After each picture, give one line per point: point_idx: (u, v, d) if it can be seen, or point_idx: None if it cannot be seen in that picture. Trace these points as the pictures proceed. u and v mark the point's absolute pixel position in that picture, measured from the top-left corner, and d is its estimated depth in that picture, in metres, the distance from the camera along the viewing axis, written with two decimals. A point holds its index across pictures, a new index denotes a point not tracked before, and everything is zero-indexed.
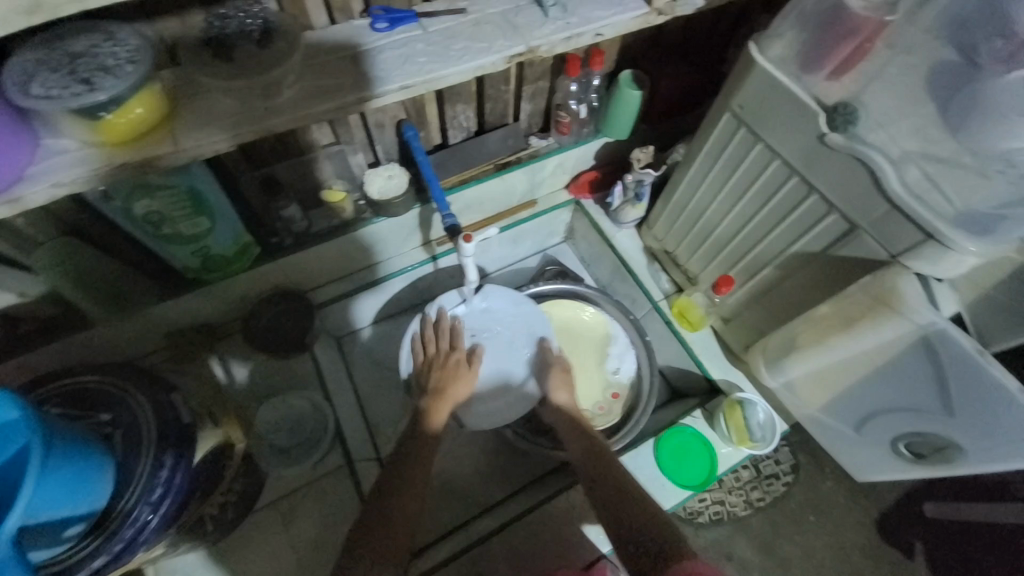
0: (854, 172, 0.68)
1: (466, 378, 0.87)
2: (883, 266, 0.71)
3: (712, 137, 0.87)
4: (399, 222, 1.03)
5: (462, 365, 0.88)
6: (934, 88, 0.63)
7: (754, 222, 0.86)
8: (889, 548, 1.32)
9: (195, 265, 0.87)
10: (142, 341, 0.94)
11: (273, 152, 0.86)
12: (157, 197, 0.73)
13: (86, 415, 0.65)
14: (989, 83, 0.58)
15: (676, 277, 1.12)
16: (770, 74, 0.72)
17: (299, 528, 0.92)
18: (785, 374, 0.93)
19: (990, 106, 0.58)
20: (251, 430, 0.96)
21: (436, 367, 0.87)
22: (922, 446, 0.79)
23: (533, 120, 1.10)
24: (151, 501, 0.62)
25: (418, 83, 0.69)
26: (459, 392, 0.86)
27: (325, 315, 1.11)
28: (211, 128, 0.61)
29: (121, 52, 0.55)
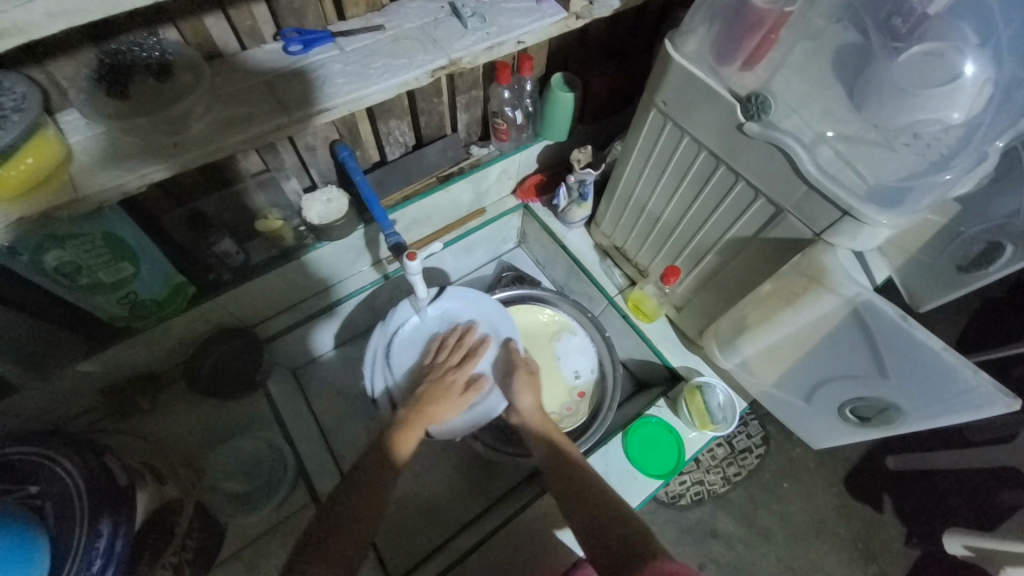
0: (774, 158, 0.71)
1: (451, 404, 0.89)
2: (808, 245, 0.75)
3: (644, 133, 0.89)
4: (344, 244, 1.00)
5: (455, 388, 0.91)
6: (837, 70, 0.67)
7: (692, 212, 0.89)
8: (859, 504, 1.39)
9: (123, 314, 0.82)
10: (75, 400, 0.87)
11: (198, 186, 0.82)
12: (68, 247, 0.68)
13: (12, 491, 0.59)
14: (881, 65, 0.63)
15: (628, 270, 1.15)
16: (686, 69, 0.75)
17: (270, 574, 0.88)
18: (739, 354, 0.96)
19: (887, 84, 0.62)
20: (210, 477, 0.92)
21: (431, 377, 0.92)
22: (866, 409, 0.83)
23: (472, 129, 1.10)
24: (92, 574, 0.56)
25: (340, 105, 0.68)
26: (439, 413, 0.88)
27: (277, 348, 1.06)
28: (117, 168, 0.58)
29: (4, 99, 0.51)
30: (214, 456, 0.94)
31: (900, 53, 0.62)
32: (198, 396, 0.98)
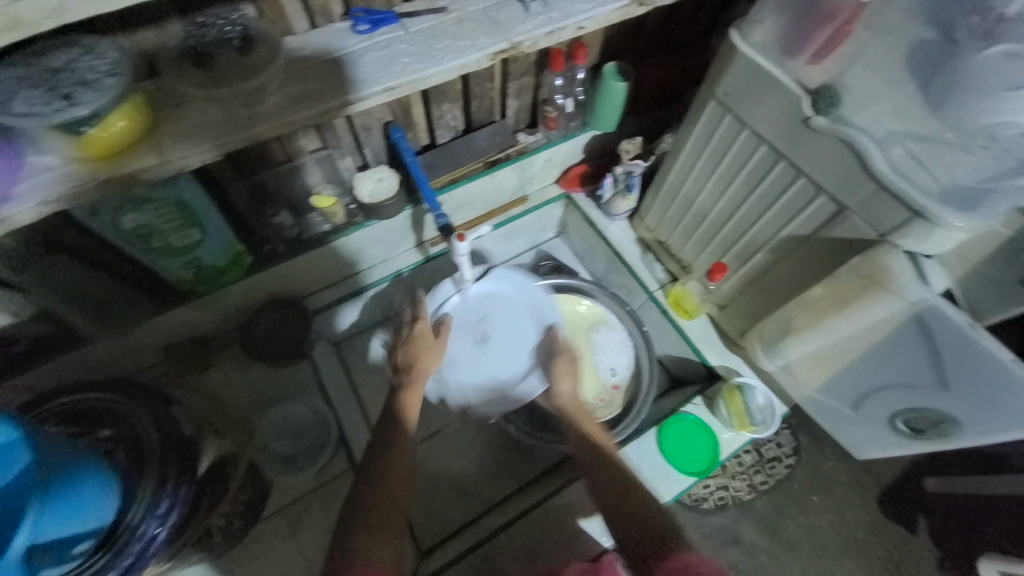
0: (840, 154, 0.68)
1: (431, 352, 0.91)
2: (873, 245, 0.72)
3: (699, 125, 0.87)
4: (392, 223, 1.03)
5: (429, 335, 0.92)
6: (914, 64, 0.64)
7: (744, 208, 0.87)
8: (891, 524, 1.34)
9: (188, 277, 0.87)
10: (139, 356, 0.93)
11: (262, 160, 0.85)
12: (145, 210, 0.73)
13: (85, 434, 0.65)
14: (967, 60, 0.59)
15: (671, 266, 1.14)
16: (752, 58, 0.72)
17: (309, 534, 0.92)
18: (782, 357, 0.94)
19: (974, 82, 0.58)
20: (258, 437, 0.97)
21: (405, 342, 0.90)
22: (920, 421, 0.80)
23: (521, 116, 1.11)
24: (158, 514, 0.61)
25: (403, 85, 0.69)
26: (427, 365, 0.90)
27: (322, 321, 1.10)
28: (197, 135, 0.61)
29: (100, 65, 0.55)
30: (267, 415, 0.99)
31: (984, 49, 0.58)
32: (248, 361, 1.03)
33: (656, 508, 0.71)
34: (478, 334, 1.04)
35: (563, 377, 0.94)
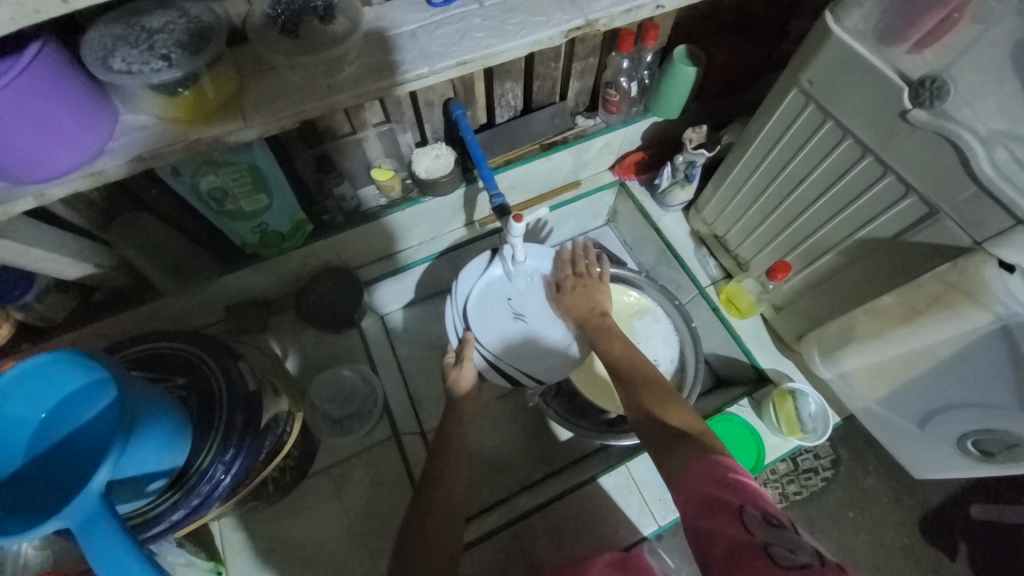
0: (940, 151, 0.63)
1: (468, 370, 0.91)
2: (965, 253, 0.67)
3: (775, 115, 0.83)
4: (446, 201, 1.03)
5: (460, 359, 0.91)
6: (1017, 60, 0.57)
7: (816, 207, 0.83)
8: (933, 549, 1.28)
9: (253, 241, 0.90)
10: (204, 313, 0.98)
11: (328, 130, 0.87)
12: (221, 173, 0.76)
13: (163, 379, 0.70)
14: None
15: (725, 262, 1.11)
16: (846, 45, 0.67)
17: (350, 494, 0.96)
18: (841, 366, 0.90)
19: None
20: (308, 398, 1.01)
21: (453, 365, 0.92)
22: (991, 444, 0.76)
23: (581, 98, 1.08)
24: (225, 460, 0.66)
25: (475, 59, 0.69)
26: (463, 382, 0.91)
27: (371, 292, 1.13)
28: (276, 103, 0.63)
29: (195, 28, 0.57)
30: (317, 378, 1.03)
31: None
32: (301, 325, 1.07)
33: (671, 416, 0.67)
34: (513, 311, 1.00)
35: (576, 294, 0.96)
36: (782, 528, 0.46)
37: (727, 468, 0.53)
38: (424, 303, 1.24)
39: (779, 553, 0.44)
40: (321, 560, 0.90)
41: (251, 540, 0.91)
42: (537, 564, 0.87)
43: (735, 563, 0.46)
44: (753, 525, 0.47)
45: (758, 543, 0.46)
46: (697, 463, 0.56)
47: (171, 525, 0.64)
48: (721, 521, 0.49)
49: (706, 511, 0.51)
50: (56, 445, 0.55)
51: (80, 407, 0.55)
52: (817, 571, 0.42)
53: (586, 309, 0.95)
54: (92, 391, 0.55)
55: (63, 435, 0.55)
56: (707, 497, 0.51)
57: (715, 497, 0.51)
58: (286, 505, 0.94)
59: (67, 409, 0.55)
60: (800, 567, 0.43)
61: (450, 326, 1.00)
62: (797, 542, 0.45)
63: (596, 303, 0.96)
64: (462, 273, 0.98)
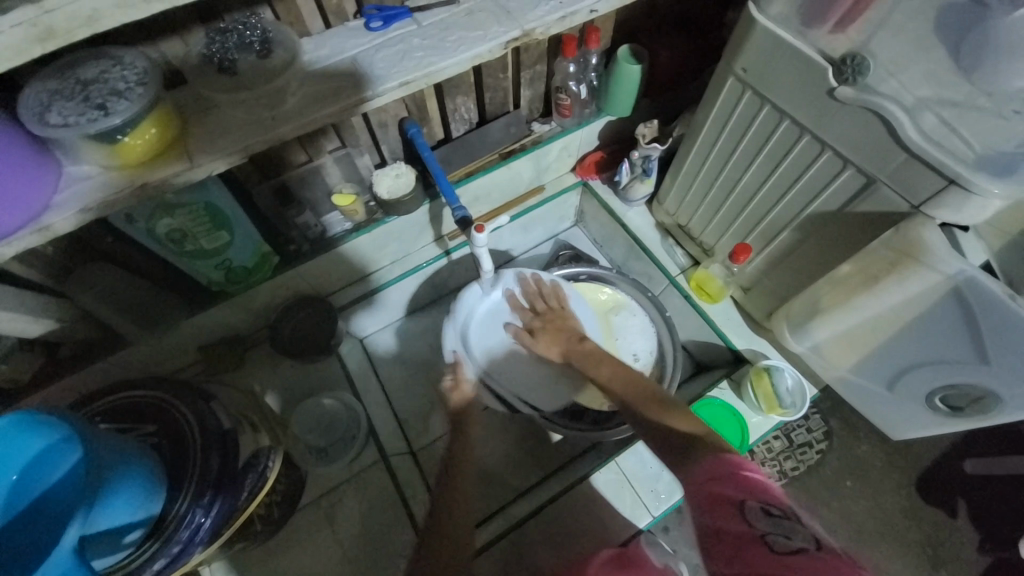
0: (869, 124, 0.66)
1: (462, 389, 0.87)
2: (903, 219, 0.70)
3: (718, 104, 0.85)
4: (411, 218, 1.04)
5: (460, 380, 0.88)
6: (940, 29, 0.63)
7: (766, 188, 0.86)
8: (928, 507, 1.30)
9: (219, 279, 0.90)
10: (177, 356, 0.97)
11: (283, 161, 0.87)
12: (177, 215, 0.75)
13: (133, 428, 0.69)
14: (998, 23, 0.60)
15: (691, 250, 1.13)
16: (772, 31, 0.70)
17: (344, 522, 0.95)
18: (811, 338, 0.92)
19: (1003, 42, 0.59)
20: (292, 429, 1.00)
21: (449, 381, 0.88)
22: (958, 399, 0.78)
23: (534, 105, 1.10)
24: (203, 503, 0.65)
25: (417, 78, 0.70)
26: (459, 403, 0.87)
27: (346, 317, 1.12)
28: (223, 140, 0.63)
29: (129, 75, 0.57)
30: (300, 409, 1.02)
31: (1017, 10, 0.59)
32: (279, 357, 1.06)
33: (679, 424, 0.65)
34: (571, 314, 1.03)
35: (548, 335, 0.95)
36: (784, 517, 0.47)
37: (736, 462, 0.53)
38: (401, 322, 1.24)
39: (776, 542, 0.46)
40: None
41: None
42: (538, 569, 0.86)
43: (738, 555, 0.47)
44: (753, 517, 0.48)
45: (756, 535, 0.47)
46: (704, 462, 0.55)
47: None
48: (728, 518, 0.49)
49: (714, 509, 0.51)
50: (23, 510, 0.54)
51: (44, 468, 0.54)
52: (813, 554, 0.45)
53: (562, 342, 0.93)
54: (56, 450, 0.54)
55: (31, 498, 0.54)
56: (714, 494, 0.51)
57: (722, 495, 0.51)
58: (279, 541, 0.92)
59: (31, 471, 0.54)
60: (796, 552, 0.45)
61: (444, 343, 0.97)
62: (794, 528, 0.47)
63: (568, 332, 0.94)
64: (463, 294, 0.98)
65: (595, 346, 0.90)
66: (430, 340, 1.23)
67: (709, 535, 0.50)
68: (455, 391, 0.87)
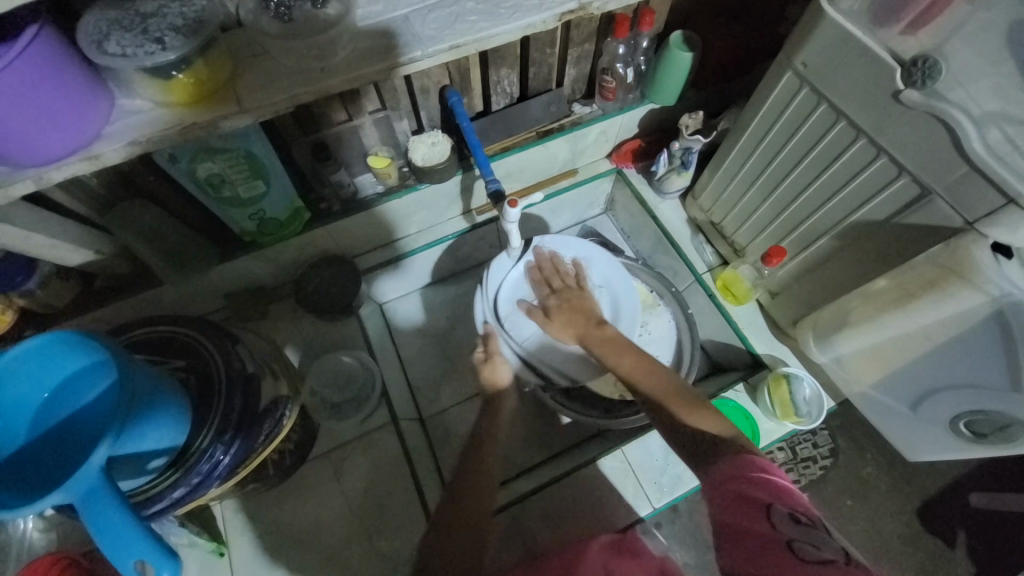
0: (932, 132, 0.64)
1: (501, 362, 0.89)
2: (956, 234, 0.67)
3: (771, 99, 0.82)
4: (443, 187, 1.03)
5: (492, 352, 0.89)
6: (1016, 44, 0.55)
7: (811, 190, 0.83)
8: (928, 535, 1.28)
9: (251, 228, 0.91)
10: (205, 300, 1.00)
11: (323, 117, 0.87)
12: (217, 160, 0.76)
13: (165, 361, 0.72)
14: None
15: (721, 248, 1.11)
16: (840, 26, 0.67)
17: (350, 478, 0.97)
18: (835, 351, 0.91)
19: None
20: (307, 384, 1.03)
21: (483, 361, 0.88)
22: (983, 425, 0.77)
23: (577, 85, 1.08)
24: (223, 441, 0.68)
25: (469, 43, 0.69)
26: (501, 373, 0.88)
27: (368, 281, 1.14)
28: (271, 88, 0.64)
29: (188, 12, 0.57)
30: (315, 365, 1.04)
31: None
32: (300, 312, 1.09)
33: (704, 422, 0.65)
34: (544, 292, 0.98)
35: (563, 312, 0.89)
36: (812, 526, 0.48)
37: (762, 468, 0.53)
38: (421, 291, 1.25)
39: (803, 549, 0.46)
40: (319, 541, 0.92)
41: (253, 521, 0.93)
42: (534, 545, 0.88)
43: (761, 557, 0.47)
44: (781, 522, 0.48)
45: (780, 539, 0.47)
46: (728, 463, 0.55)
47: (173, 502, 0.66)
48: (749, 518, 0.50)
49: (736, 509, 0.51)
50: (56, 425, 0.57)
51: (79, 388, 0.56)
52: (841, 566, 0.44)
53: (579, 326, 0.87)
54: (92, 372, 0.57)
55: (65, 416, 0.56)
56: (736, 494, 0.52)
57: (743, 495, 0.51)
58: (287, 488, 0.95)
59: (69, 389, 0.56)
60: (823, 562, 0.44)
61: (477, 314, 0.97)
62: (824, 540, 0.46)
63: (583, 315, 0.88)
64: (493, 264, 0.96)
65: (615, 333, 0.84)
66: (448, 312, 1.24)
67: (728, 530, 0.51)
68: (488, 369, 0.88)
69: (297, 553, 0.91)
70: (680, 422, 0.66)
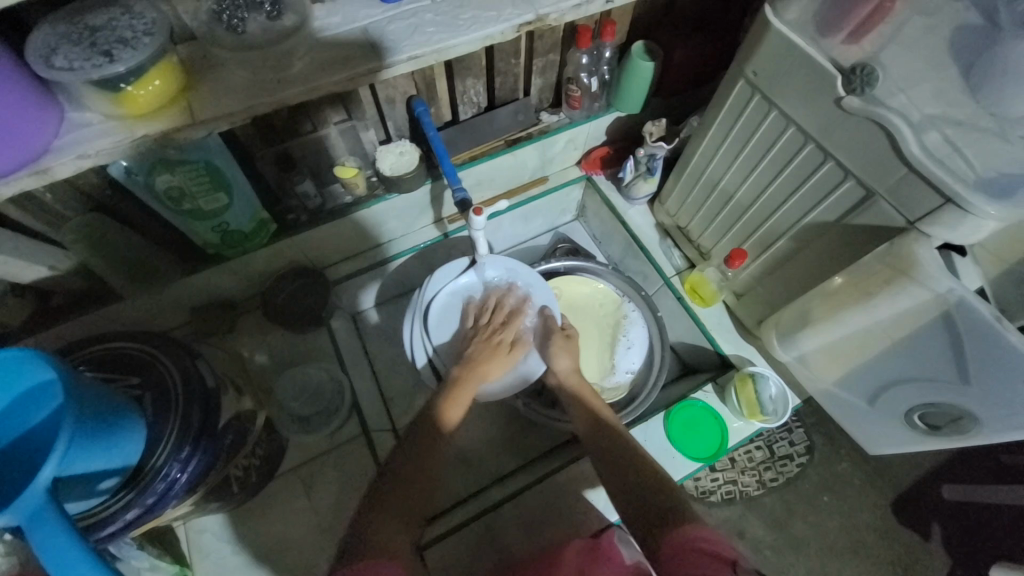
0: (873, 136, 0.66)
1: (502, 361, 0.92)
2: (900, 234, 0.70)
3: (727, 106, 0.85)
4: (411, 198, 1.04)
5: (503, 347, 0.93)
6: (953, 49, 0.63)
7: (767, 194, 0.85)
8: (902, 528, 1.31)
9: (215, 241, 0.89)
10: (168, 315, 0.98)
11: (287, 128, 0.86)
12: (177, 172, 0.75)
13: (119, 378, 0.70)
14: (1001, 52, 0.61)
15: (688, 252, 1.13)
16: (785, 37, 0.70)
17: (321, 492, 0.96)
18: (798, 348, 0.92)
19: None
20: (275, 398, 1.01)
21: (481, 338, 0.93)
22: (937, 418, 0.79)
23: (544, 95, 1.09)
24: (181, 458, 0.66)
25: (428, 54, 0.70)
26: (490, 372, 0.91)
27: (341, 291, 1.13)
28: (226, 98, 0.63)
29: (137, 24, 0.56)
30: (282, 378, 1.03)
31: None
32: (269, 325, 1.07)
33: (659, 485, 0.70)
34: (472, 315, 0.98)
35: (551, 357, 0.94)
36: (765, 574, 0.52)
37: (711, 532, 0.59)
38: (394, 301, 1.24)
39: None
40: (290, 558, 0.90)
41: (220, 539, 0.91)
42: (509, 553, 0.87)
43: None
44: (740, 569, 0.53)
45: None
46: (686, 529, 0.60)
47: (127, 523, 0.63)
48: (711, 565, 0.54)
49: (700, 560, 0.55)
50: (3, 448, 0.54)
51: (28, 409, 0.54)
52: None
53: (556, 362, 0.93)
54: (38, 392, 0.55)
55: (12, 439, 0.54)
56: (698, 549, 0.56)
57: (708, 550, 0.56)
58: (256, 505, 0.93)
59: (15, 410, 0.54)
60: None
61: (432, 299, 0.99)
62: None
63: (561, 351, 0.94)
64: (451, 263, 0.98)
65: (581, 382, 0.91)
66: None
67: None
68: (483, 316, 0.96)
69: (267, 571, 0.89)
70: (638, 479, 0.72)
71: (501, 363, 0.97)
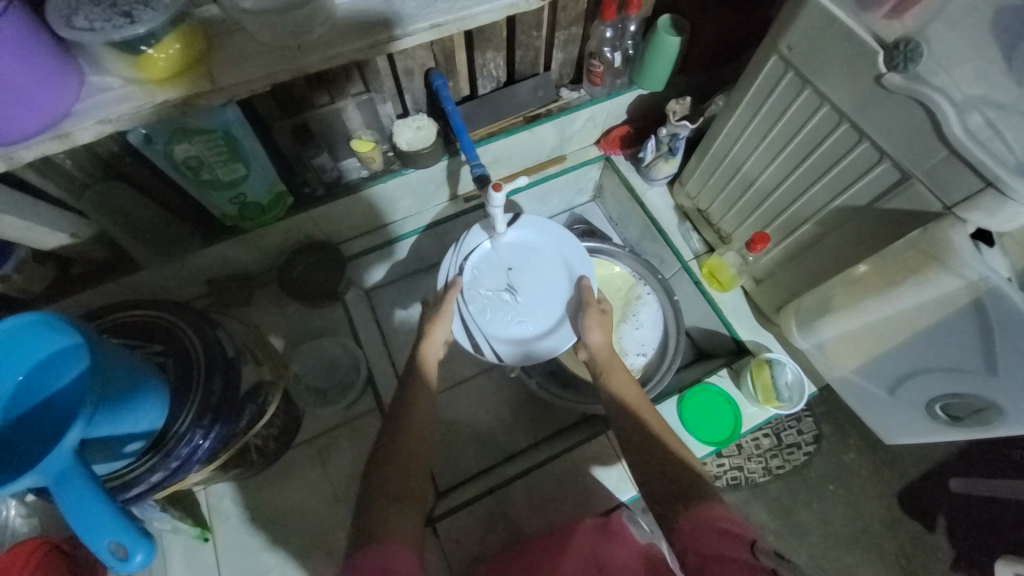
0: (913, 116, 0.64)
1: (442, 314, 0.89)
2: (935, 220, 0.68)
3: (757, 84, 0.82)
4: (428, 173, 1.02)
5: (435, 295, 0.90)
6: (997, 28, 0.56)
7: (795, 176, 0.83)
8: (908, 519, 1.31)
9: (233, 213, 0.89)
10: (186, 286, 0.98)
11: (304, 99, 0.85)
12: (195, 141, 0.74)
13: (142, 345, 0.71)
14: None
15: (708, 236, 1.11)
16: (826, 9, 0.67)
17: (335, 463, 0.97)
18: (818, 336, 0.91)
19: None
20: (290, 370, 1.02)
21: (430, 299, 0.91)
22: (960, 409, 0.78)
23: (564, 70, 1.07)
24: (203, 425, 0.67)
25: (451, 22, 0.68)
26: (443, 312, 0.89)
27: (355, 266, 1.13)
28: (247, 64, 0.62)
29: None
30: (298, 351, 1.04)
31: None
32: (285, 299, 1.08)
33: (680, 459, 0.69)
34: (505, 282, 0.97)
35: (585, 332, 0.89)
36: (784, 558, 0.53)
37: (730, 514, 0.59)
38: (407, 279, 1.24)
39: None
40: (305, 525, 0.92)
41: (238, 505, 0.93)
42: (519, 529, 0.88)
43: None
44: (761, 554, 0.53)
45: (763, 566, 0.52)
46: (707, 508, 0.60)
47: (152, 486, 0.65)
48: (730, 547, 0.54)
49: (719, 541, 0.55)
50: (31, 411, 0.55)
51: (53, 372, 0.55)
52: None
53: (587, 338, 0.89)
54: (64, 356, 0.55)
55: (37, 402, 0.55)
56: (717, 528, 0.57)
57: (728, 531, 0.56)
58: (272, 474, 0.95)
59: (41, 373, 0.55)
60: None
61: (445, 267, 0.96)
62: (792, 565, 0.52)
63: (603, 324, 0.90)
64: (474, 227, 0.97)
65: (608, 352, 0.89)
66: None
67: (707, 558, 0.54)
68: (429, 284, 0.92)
69: (282, 537, 0.92)
70: (660, 452, 0.71)
71: (537, 326, 0.96)
